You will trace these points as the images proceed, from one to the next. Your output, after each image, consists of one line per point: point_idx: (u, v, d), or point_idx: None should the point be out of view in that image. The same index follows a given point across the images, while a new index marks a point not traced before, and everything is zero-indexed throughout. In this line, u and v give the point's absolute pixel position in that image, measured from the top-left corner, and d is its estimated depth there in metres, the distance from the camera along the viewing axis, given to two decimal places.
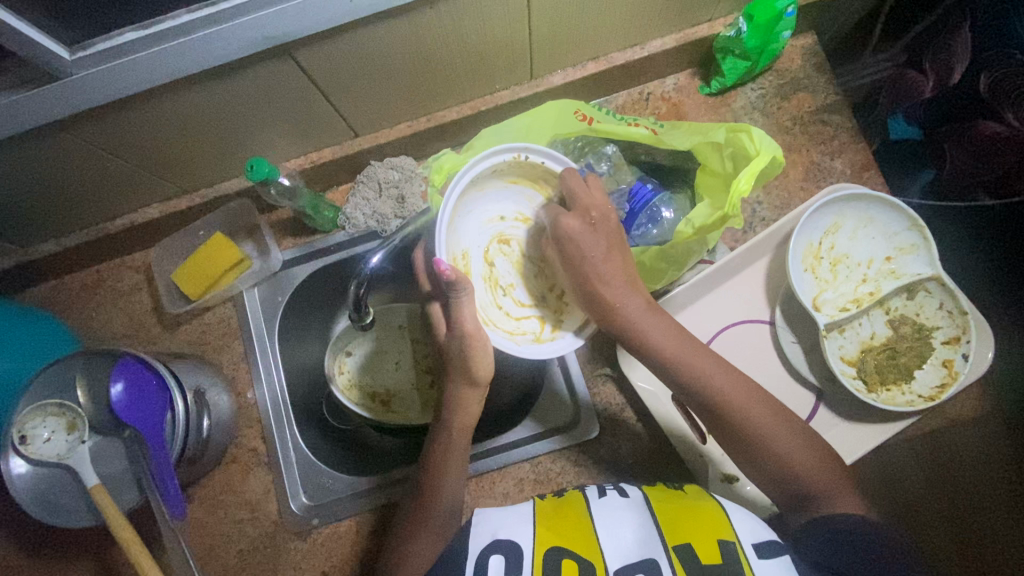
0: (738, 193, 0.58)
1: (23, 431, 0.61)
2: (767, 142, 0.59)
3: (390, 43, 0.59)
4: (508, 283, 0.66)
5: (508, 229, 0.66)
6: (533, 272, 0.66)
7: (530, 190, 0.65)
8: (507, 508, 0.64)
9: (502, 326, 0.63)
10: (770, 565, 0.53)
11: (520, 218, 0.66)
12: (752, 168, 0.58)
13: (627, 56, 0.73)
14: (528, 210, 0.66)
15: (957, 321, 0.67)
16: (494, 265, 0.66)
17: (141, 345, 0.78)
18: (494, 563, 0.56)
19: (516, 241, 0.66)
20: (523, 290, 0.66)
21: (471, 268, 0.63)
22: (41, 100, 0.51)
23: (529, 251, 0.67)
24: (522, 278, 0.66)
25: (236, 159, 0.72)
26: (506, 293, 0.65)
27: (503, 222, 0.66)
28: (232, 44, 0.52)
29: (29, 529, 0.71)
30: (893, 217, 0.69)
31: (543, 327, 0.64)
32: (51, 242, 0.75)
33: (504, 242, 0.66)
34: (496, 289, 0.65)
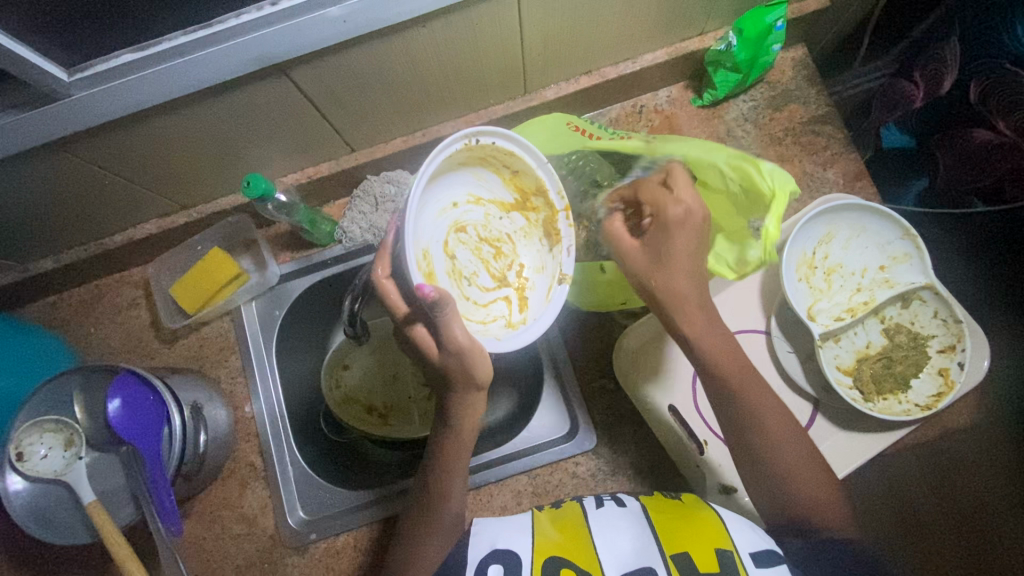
0: (769, 240, 0.55)
1: (21, 448, 0.61)
2: (783, 176, 0.55)
3: (385, 60, 0.60)
4: (471, 273, 0.59)
5: (463, 216, 0.59)
6: (493, 255, 0.61)
7: (477, 169, 0.58)
8: (506, 517, 0.65)
9: (473, 320, 0.57)
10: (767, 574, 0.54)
11: (471, 201, 0.59)
12: (776, 212, 0.54)
13: (619, 71, 0.74)
14: (478, 190, 0.59)
15: (952, 329, 0.67)
16: (454, 257, 0.58)
17: (139, 359, 0.78)
18: (493, 573, 0.56)
19: (472, 226, 0.59)
20: (485, 277, 0.60)
21: (433, 267, 0.56)
22: (40, 120, 0.52)
23: (486, 233, 0.60)
24: (483, 265, 0.60)
25: (234, 174, 0.73)
26: (471, 283, 0.59)
27: (456, 209, 0.58)
28: (228, 65, 0.53)
29: (25, 547, 0.70)
30: (884, 227, 0.69)
31: (512, 308, 0.60)
32: (50, 259, 0.76)
33: (461, 230, 0.59)
34: (460, 281, 0.58)
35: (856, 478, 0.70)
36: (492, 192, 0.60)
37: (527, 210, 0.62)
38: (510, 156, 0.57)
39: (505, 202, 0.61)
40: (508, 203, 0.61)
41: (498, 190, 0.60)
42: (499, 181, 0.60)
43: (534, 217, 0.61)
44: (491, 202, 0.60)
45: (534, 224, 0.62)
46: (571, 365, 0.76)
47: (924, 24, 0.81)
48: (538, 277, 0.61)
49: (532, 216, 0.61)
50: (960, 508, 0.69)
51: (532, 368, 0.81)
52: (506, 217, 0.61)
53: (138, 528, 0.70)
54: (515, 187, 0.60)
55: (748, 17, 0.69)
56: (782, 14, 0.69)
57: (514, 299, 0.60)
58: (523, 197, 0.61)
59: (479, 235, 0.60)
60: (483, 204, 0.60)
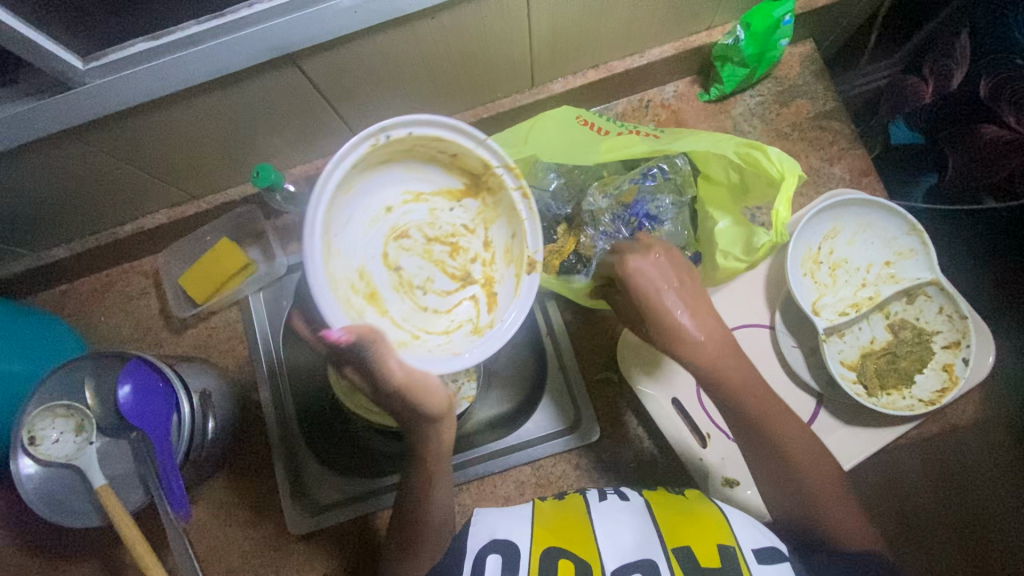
0: (781, 224, 0.54)
1: (33, 432, 0.63)
2: (789, 161, 0.54)
3: (392, 53, 0.61)
4: (424, 279, 0.58)
5: (402, 218, 0.58)
6: (450, 252, 0.59)
7: (409, 165, 0.57)
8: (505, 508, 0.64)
9: (435, 332, 0.57)
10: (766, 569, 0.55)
11: (410, 200, 0.58)
12: (785, 195, 0.54)
13: (627, 65, 0.74)
14: (415, 186, 0.58)
15: (957, 325, 0.67)
16: (400, 266, 0.57)
17: (148, 348, 0.79)
18: (493, 565, 0.57)
19: (418, 227, 0.58)
20: (444, 280, 0.59)
21: (374, 285, 0.55)
22: (56, 108, 0.53)
23: (434, 232, 0.59)
24: (439, 267, 0.59)
25: (243, 165, 0.73)
26: (426, 290, 0.58)
27: (393, 213, 0.57)
28: (240, 55, 0.53)
29: (38, 530, 0.72)
30: (891, 222, 0.69)
31: (478, 308, 0.59)
32: (63, 247, 0.77)
33: (402, 235, 0.57)
34: (412, 293, 0.57)
35: (857, 474, 0.71)
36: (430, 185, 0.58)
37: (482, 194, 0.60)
38: (437, 141, 0.55)
39: (452, 190, 0.59)
40: (456, 191, 0.60)
41: (438, 181, 0.59)
42: (438, 169, 0.59)
43: (489, 201, 0.60)
44: (434, 197, 0.59)
45: (490, 208, 0.60)
46: (575, 356, 0.75)
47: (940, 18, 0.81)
48: (503, 266, 0.59)
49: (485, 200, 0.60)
50: (965, 507, 0.69)
51: None
52: (455, 207, 0.60)
53: (148, 512, 0.72)
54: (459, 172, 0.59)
55: (756, 12, 0.69)
56: (790, 9, 0.68)
57: (480, 298, 0.59)
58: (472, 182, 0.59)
59: (426, 235, 0.58)
60: (424, 201, 0.58)
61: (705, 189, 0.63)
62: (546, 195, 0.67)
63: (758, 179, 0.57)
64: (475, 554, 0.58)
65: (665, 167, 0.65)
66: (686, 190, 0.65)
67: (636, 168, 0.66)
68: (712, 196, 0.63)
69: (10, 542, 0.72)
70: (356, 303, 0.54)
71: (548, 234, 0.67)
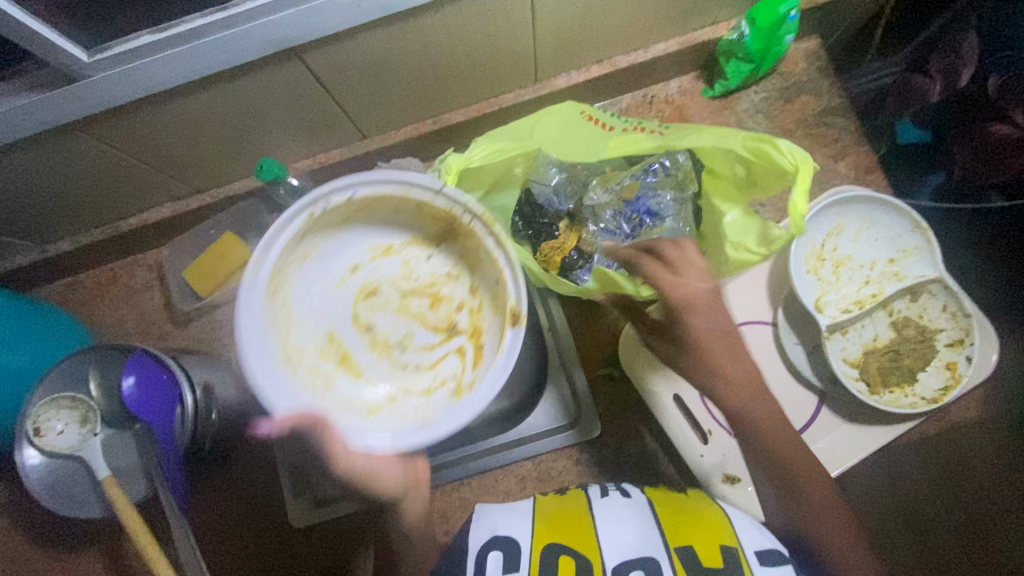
0: (798, 215, 0.51)
1: (38, 424, 0.64)
2: (799, 151, 0.52)
3: (396, 46, 0.60)
4: (401, 336, 0.56)
5: (372, 273, 0.56)
6: (431, 304, 0.57)
7: (372, 220, 0.56)
8: (506, 505, 0.63)
9: (416, 391, 0.55)
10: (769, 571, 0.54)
11: (379, 253, 0.56)
12: (799, 184, 0.52)
13: (631, 60, 0.74)
14: (382, 239, 0.56)
15: (961, 323, 0.67)
16: (374, 324, 0.56)
17: (152, 341, 0.79)
18: (493, 560, 0.56)
19: (391, 281, 0.56)
20: (425, 333, 0.56)
21: (346, 348, 0.55)
22: (62, 100, 0.53)
23: (409, 285, 0.56)
24: (417, 322, 0.56)
25: (247, 159, 0.73)
26: (405, 347, 0.56)
27: (362, 271, 0.56)
28: (244, 48, 0.53)
29: (42, 521, 0.73)
30: (895, 219, 0.69)
31: (463, 363, 0.55)
32: (68, 240, 0.77)
33: (373, 291, 0.56)
34: (389, 353, 0.55)
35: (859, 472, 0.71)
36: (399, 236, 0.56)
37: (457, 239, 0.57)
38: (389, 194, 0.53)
39: (426, 238, 0.57)
40: (429, 239, 0.57)
41: (407, 232, 0.56)
42: (407, 219, 0.56)
43: (464, 248, 0.56)
44: (405, 248, 0.56)
45: (471, 254, 0.56)
46: (577, 353, 0.75)
47: (944, 16, 0.81)
48: (489, 316, 0.55)
49: (460, 247, 0.57)
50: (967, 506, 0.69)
51: None
52: (431, 256, 0.57)
53: (153, 503, 0.72)
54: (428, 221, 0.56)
55: (762, 7, 0.69)
56: (796, 4, 0.68)
57: (465, 352, 0.55)
58: (443, 230, 0.56)
59: (401, 288, 0.56)
60: (396, 253, 0.56)
61: (710, 184, 0.62)
62: (548, 189, 0.66)
63: (767, 172, 0.55)
64: (476, 551, 0.57)
65: (666, 163, 0.64)
66: (688, 187, 0.64)
67: (637, 163, 0.66)
68: (719, 192, 0.61)
69: (17, 531, 0.73)
70: (323, 370, 0.54)
71: (549, 230, 0.66)
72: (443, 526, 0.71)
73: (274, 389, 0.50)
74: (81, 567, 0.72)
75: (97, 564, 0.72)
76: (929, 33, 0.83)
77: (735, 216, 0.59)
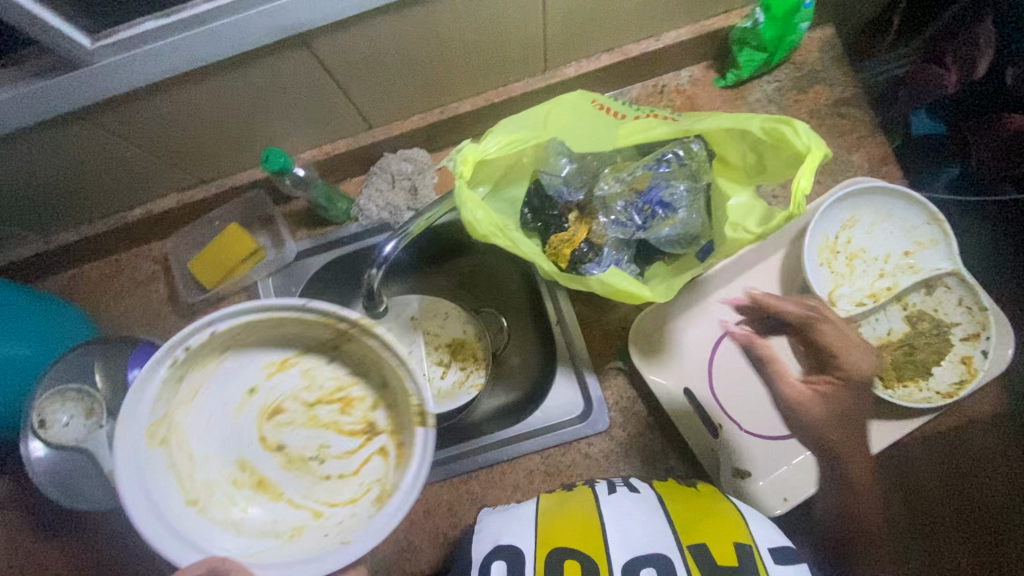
0: (800, 193, 0.49)
1: (43, 416, 0.63)
2: (814, 136, 0.51)
3: (405, 33, 0.59)
4: (316, 447, 0.57)
5: (273, 390, 0.57)
6: (341, 408, 0.58)
7: (262, 343, 0.56)
8: (510, 513, 0.62)
9: (342, 501, 0.55)
10: (786, 571, 0.51)
11: (275, 371, 0.57)
12: (809, 166, 0.49)
13: (642, 48, 0.73)
14: (274, 357, 0.57)
15: (977, 317, 0.66)
16: (285, 441, 0.57)
17: (157, 333, 0.78)
18: (496, 570, 0.54)
19: (293, 395, 0.58)
20: (340, 440, 0.57)
21: (261, 473, 0.56)
22: (64, 87, 0.52)
23: (313, 395, 0.58)
24: (331, 429, 0.57)
25: (253, 149, 0.72)
26: (323, 456, 0.57)
27: (262, 392, 0.57)
28: (250, 35, 0.52)
29: (48, 513, 0.72)
30: (911, 211, 0.68)
31: (381, 465, 0.55)
32: (72, 232, 0.77)
33: (276, 409, 0.57)
34: (307, 466, 0.57)
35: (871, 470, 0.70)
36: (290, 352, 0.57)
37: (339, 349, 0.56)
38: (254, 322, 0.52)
39: (320, 347, 0.58)
40: (325, 349, 0.58)
41: (303, 345, 0.58)
42: (300, 336, 0.57)
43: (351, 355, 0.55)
44: (306, 362, 0.58)
45: (362, 356, 0.57)
46: (585, 346, 0.74)
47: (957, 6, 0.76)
48: (395, 410, 0.57)
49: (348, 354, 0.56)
50: (976, 502, 0.68)
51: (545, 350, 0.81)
52: (331, 364, 0.58)
53: None
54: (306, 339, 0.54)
55: None
56: None
57: (383, 453, 0.56)
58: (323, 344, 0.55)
59: (306, 400, 0.58)
60: (291, 369, 0.57)
61: (720, 171, 0.61)
62: (558, 181, 0.65)
63: (777, 155, 0.54)
64: (481, 562, 0.56)
65: (681, 152, 0.62)
66: (701, 177, 0.62)
67: (650, 154, 0.64)
68: (728, 177, 0.60)
69: (24, 524, 0.72)
70: (241, 495, 0.55)
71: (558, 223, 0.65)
72: (450, 519, 0.70)
73: (182, 549, 0.50)
74: (87, 559, 0.71)
75: (104, 557, 0.71)
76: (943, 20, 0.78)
77: (742, 200, 0.58)
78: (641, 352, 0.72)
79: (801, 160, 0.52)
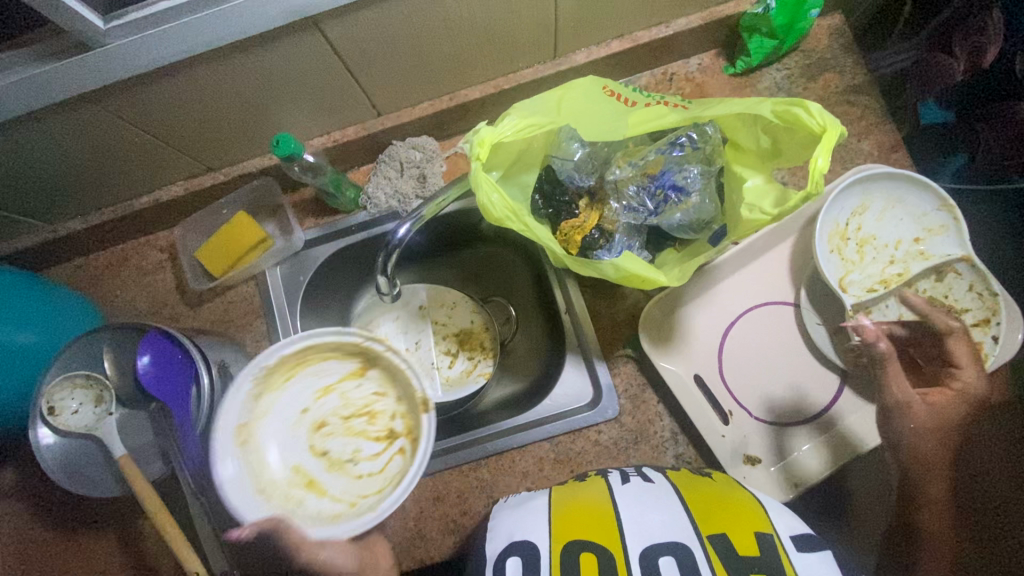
0: (817, 174, 0.49)
1: (52, 403, 0.62)
2: (829, 116, 0.50)
3: (416, 17, 0.59)
4: (352, 454, 0.59)
5: (316, 410, 0.59)
6: (369, 421, 0.59)
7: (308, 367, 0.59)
8: (522, 506, 0.60)
9: (372, 497, 0.56)
10: (809, 559, 0.50)
11: (318, 393, 0.59)
12: (825, 146, 0.49)
13: (652, 35, 0.73)
14: (320, 381, 0.59)
15: (987, 303, 0.65)
16: (326, 451, 0.59)
17: (164, 322, 0.78)
18: (511, 567, 0.52)
19: (334, 412, 0.59)
20: (370, 446, 0.59)
21: (307, 479, 0.57)
22: (76, 69, 0.52)
23: (348, 410, 0.60)
24: (362, 437, 0.59)
25: (261, 136, 0.72)
26: (357, 461, 0.58)
27: (307, 412, 0.59)
28: (262, 16, 0.52)
29: (56, 501, 0.72)
30: (921, 198, 0.68)
31: (405, 462, 0.57)
32: (80, 220, 0.77)
33: (320, 424, 0.59)
34: (343, 470, 0.58)
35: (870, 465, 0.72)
36: (330, 374, 0.60)
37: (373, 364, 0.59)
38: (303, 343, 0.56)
39: (354, 368, 0.60)
40: (355, 367, 0.60)
41: (338, 365, 0.60)
42: (334, 354, 0.60)
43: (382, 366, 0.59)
44: (339, 379, 0.60)
45: (388, 367, 0.60)
46: (594, 333, 0.74)
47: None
48: (414, 413, 0.58)
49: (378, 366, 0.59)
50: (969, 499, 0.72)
51: (553, 338, 0.81)
52: (360, 380, 0.60)
53: (167, 484, 0.71)
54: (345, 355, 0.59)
55: None
56: None
57: (405, 450, 0.57)
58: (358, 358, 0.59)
59: (342, 416, 0.59)
60: (332, 390, 0.59)
61: (735, 157, 0.61)
62: (570, 165, 0.63)
63: (793, 138, 0.54)
64: (495, 559, 0.54)
65: (694, 135, 0.61)
66: (715, 160, 0.62)
67: (662, 138, 0.64)
68: (743, 163, 0.60)
69: (31, 513, 0.72)
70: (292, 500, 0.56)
71: (570, 210, 0.65)
72: (460, 507, 0.70)
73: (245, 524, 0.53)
74: (95, 547, 0.71)
75: (111, 545, 0.71)
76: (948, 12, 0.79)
77: (757, 183, 0.58)
78: (650, 338, 0.71)
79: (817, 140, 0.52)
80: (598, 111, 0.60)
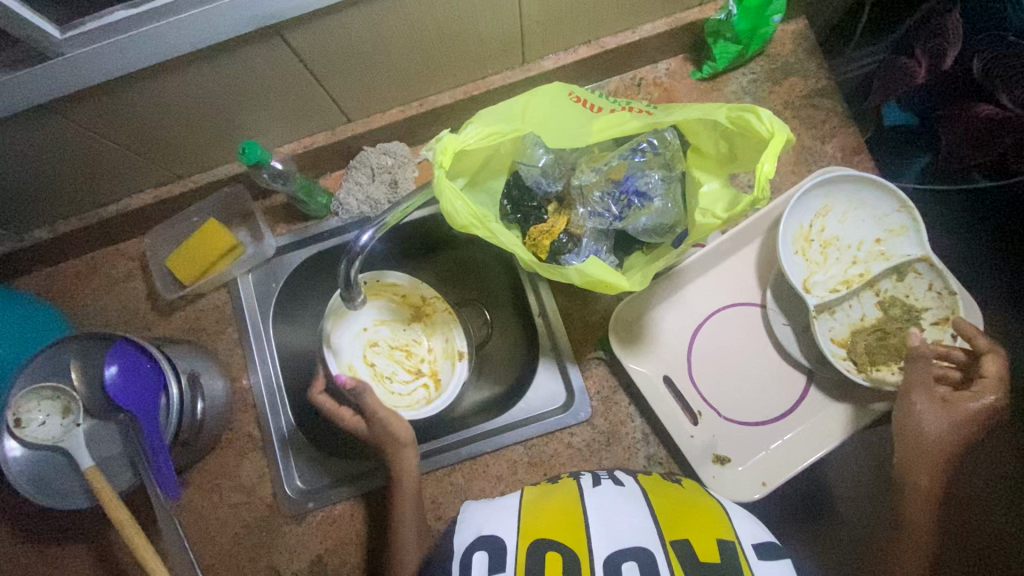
0: (764, 178, 0.50)
1: (19, 415, 0.62)
2: (780, 122, 0.51)
3: (381, 26, 0.60)
4: (391, 373, 0.82)
5: (373, 334, 0.83)
6: (405, 356, 0.83)
7: (376, 302, 0.83)
8: (493, 504, 0.61)
9: (401, 406, 0.79)
10: (769, 565, 0.52)
11: (378, 323, 0.84)
12: (771, 151, 0.50)
13: (618, 41, 0.73)
14: (381, 316, 0.84)
15: (946, 301, 0.67)
16: (374, 364, 0.82)
17: (135, 331, 0.77)
18: (477, 560, 0.53)
19: (382, 340, 0.83)
20: (404, 373, 0.82)
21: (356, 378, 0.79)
22: (34, 79, 0.51)
23: (394, 344, 0.84)
24: (399, 364, 0.82)
25: (230, 143, 0.72)
26: (392, 380, 0.81)
27: (367, 332, 0.83)
28: (223, 26, 0.52)
29: (24, 515, 0.71)
30: (882, 200, 0.70)
31: (430, 391, 0.81)
32: (47, 229, 0.76)
33: (373, 344, 0.83)
34: (383, 382, 0.81)
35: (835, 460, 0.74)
36: (388, 315, 0.84)
37: (423, 316, 0.84)
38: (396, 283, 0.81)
39: (404, 316, 0.84)
40: (406, 318, 0.84)
41: (397, 312, 0.84)
42: (395, 305, 0.84)
43: (429, 320, 0.84)
44: (395, 321, 0.84)
45: (432, 324, 0.84)
46: (567, 336, 0.75)
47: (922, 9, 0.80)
48: (442, 360, 0.82)
49: (427, 318, 0.84)
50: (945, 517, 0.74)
51: (527, 342, 0.81)
52: (408, 327, 0.84)
53: (139, 495, 0.71)
54: (408, 304, 0.84)
55: None
56: None
57: (431, 384, 0.82)
58: (416, 309, 0.84)
59: (390, 345, 0.83)
60: (387, 324, 0.84)
61: (694, 161, 0.61)
62: (536, 171, 0.65)
63: (748, 143, 0.55)
64: (463, 552, 0.55)
65: (655, 141, 0.63)
66: (676, 166, 0.63)
67: (626, 143, 0.65)
68: (700, 167, 0.60)
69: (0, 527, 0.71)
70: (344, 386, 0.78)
71: (538, 213, 0.66)
72: (435, 511, 0.71)
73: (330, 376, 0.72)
74: (66, 559, 0.71)
75: (82, 558, 0.70)
76: (909, 22, 0.81)
77: (714, 186, 0.58)
78: (622, 339, 0.72)
79: (767, 145, 0.52)
80: (560, 119, 0.60)
